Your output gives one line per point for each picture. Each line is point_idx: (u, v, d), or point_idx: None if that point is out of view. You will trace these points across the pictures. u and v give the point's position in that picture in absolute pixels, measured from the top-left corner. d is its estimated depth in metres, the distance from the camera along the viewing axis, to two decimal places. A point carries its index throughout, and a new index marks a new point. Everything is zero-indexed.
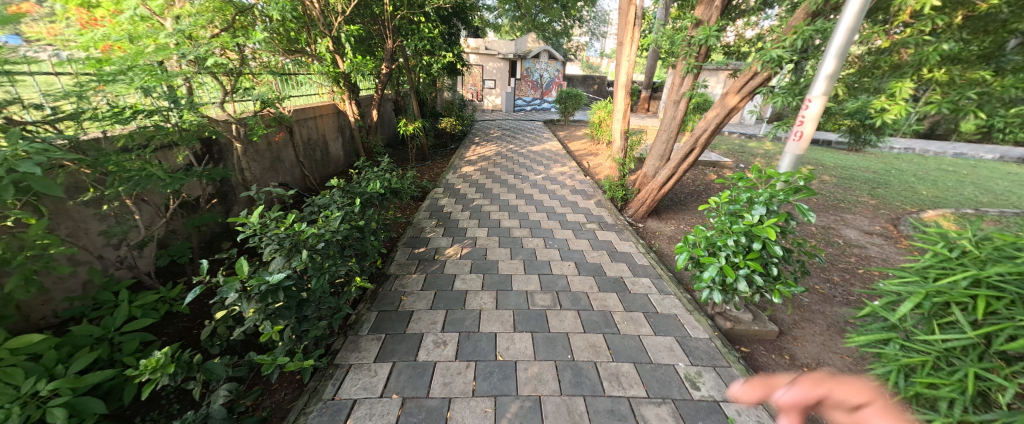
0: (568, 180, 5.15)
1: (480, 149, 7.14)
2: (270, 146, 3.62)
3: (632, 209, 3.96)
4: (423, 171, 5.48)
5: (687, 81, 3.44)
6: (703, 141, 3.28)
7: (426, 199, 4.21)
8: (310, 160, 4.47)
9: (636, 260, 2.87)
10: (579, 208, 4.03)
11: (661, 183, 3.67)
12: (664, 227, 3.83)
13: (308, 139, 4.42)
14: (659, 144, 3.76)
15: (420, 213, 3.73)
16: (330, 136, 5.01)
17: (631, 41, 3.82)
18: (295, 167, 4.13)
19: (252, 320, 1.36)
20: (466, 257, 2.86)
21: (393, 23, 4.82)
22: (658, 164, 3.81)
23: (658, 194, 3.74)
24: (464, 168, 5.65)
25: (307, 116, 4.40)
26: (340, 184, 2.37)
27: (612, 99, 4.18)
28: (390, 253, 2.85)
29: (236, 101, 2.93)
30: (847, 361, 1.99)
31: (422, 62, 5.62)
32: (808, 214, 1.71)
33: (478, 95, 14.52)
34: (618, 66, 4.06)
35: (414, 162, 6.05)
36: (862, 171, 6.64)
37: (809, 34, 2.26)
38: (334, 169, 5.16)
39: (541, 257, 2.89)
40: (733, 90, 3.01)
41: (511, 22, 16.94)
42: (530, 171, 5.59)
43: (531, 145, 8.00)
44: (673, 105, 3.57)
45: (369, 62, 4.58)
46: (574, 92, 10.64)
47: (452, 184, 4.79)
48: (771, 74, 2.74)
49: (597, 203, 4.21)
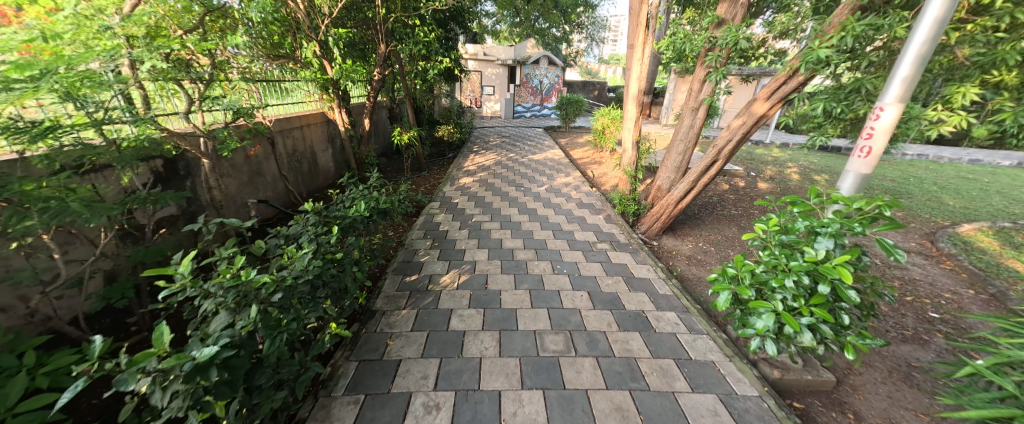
0: (573, 192, 4.83)
1: (479, 158, 6.84)
2: (247, 159, 3.29)
3: (645, 225, 3.64)
4: (419, 183, 5.16)
5: (707, 86, 3.12)
6: (727, 152, 2.94)
7: (421, 215, 3.88)
8: (296, 172, 4.15)
9: (657, 290, 2.52)
10: (587, 225, 3.69)
11: (679, 198, 3.32)
12: (681, 245, 3.51)
13: (293, 150, 4.11)
14: (675, 155, 3.44)
15: (414, 232, 3.40)
16: (318, 147, 4.69)
17: (641, 43, 3.51)
18: (278, 180, 3.80)
19: (174, 409, 1.00)
20: (464, 286, 2.51)
21: (386, 26, 4.53)
22: (675, 176, 3.50)
23: (675, 210, 3.41)
24: (463, 180, 5.34)
25: (292, 125, 4.08)
26: (318, 207, 2.05)
27: (623, 107, 3.88)
28: (377, 283, 2.50)
29: (205, 111, 2.59)
30: (925, 421, 1.65)
31: (417, 67, 5.32)
32: (896, 251, 1.30)
33: (477, 101, 14.32)
34: (629, 71, 3.75)
35: (410, 172, 5.74)
36: (879, 179, 6.36)
37: (861, 31, 1.91)
38: (324, 181, 4.85)
39: (549, 285, 2.54)
40: (762, 96, 2.68)
41: (510, 28, 16.81)
42: (532, 182, 5.27)
43: (532, 153, 7.71)
44: (692, 113, 3.25)
45: (360, 68, 4.28)
46: (575, 98, 10.40)
47: (450, 197, 4.46)
48: (808, 78, 2.42)
49: (607, 218, 3.89)
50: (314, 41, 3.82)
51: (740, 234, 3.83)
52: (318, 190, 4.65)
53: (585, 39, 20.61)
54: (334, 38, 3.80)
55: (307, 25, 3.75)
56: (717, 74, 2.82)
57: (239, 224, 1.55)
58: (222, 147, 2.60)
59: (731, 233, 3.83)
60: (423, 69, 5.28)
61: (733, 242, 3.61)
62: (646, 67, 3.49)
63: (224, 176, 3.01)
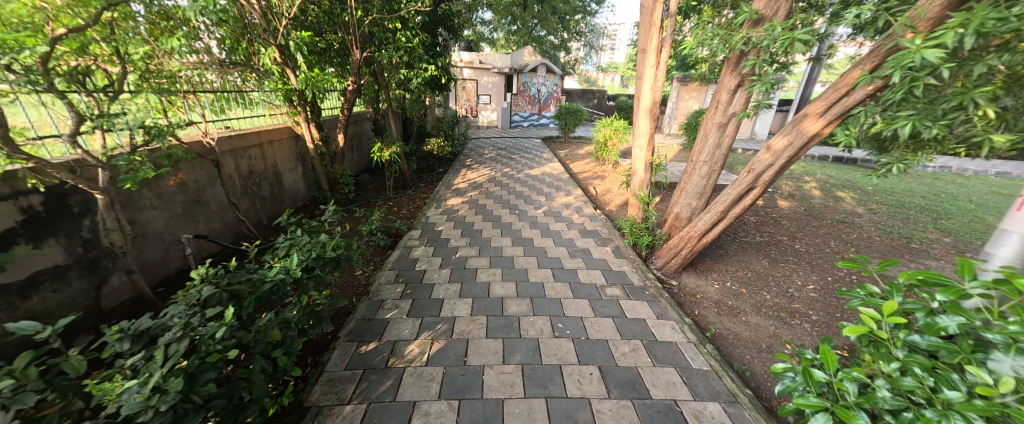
0: (574, 215, 4.26)
1: (471, 174, 6.28)
2: (178, 187, 2.72)
3: (661, 261, 3.07)
4: (401, 206, 4.60)
5: (738, 98, 2.54)
6: (768, 178, 2.35)
7: (398, 248, 3.32)
8: (254, 197, 3.58)
9: (690, 362, 1.92)
10: (593, 261, 3.10)
11: (705, 231, 2.75)
12: (704, 286, 2.94)
13: (249, 171, 3.55)
14: (696, 179, 2.87)
15: (384, 274, 2.82)
16: (284, 166, 4.13)
17: (655, 47, 2.92)
18: (226, 208, 3.23)
19: None
20: (436, 361, 1.89)
21: (361, 30, 4.01)
22: (696, 204, 2.94)
23: (699, 245, 2.83)
24: (452, 200, 4.78)
25: (247, 143, 3.52)
26: (220, 270, 1.45)
27: (633, 121, 3.30)
28: (322, 356, 1.90)
29: (103, 134, 2.04)
30: None
31: (400, 76, 4.80)
32: None
33: (472, 111, 13.78)
34: (639, 80, 3.18)
35: (393, 191, 5.17)
36: (908, 196, 5.84)
37: (989, 25, 1.32)
38: (292, 204, 4.28)
39: (547, 358, 1.94)
40: (813, 111, 2.11)
41: (507, 36, 16.45)
42: (528, 203, 4.71)
43: (529, 166, 7.19)
44: (719, 130, 2.65)
45: (329, 76, 3.74)
46: (574, 108, 9.94)
47: (434, 224, 3.90)
48: (881, 88, 1.84)
49: (615, 251, 3.31)
50: (273, 46, 3.32)
51: (773, 268, 3.24)
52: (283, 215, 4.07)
53: (583, 48, 20.30)
54: (296, 42, 3.31)
55: (264, 27, 3.26)
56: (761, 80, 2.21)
57: (45, 327, 0.95)
58: (126, 177, 2.04)
59: (761, 268, 3.25)
60: (406, 78, 4.78)
61: (766, 280, 3.04)
62: (664, 74, 2.88)
63: (142, 210, 2.42)
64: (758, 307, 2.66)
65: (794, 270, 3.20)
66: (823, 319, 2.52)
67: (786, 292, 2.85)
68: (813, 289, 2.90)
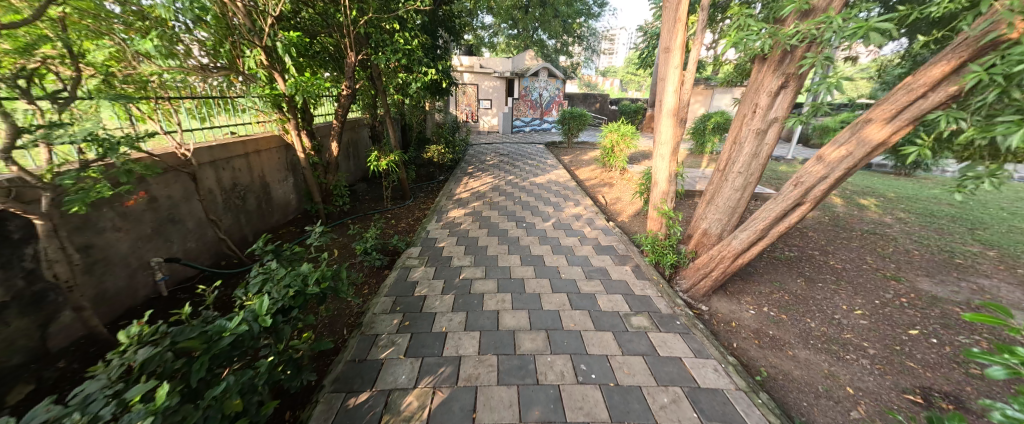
0: (586, 228, 3.96)
1: (473, 182, 5.99)
2: (147, 205, 2.41)
3: (689, 283, 2.76)
4: (399, 219, 4.30)
5: (781, 101, 2.24)
6: (820, 193, 2.04)
7: (395, 268, 3.01)
8: (237, 212, 3.28)
9: (745, 418, 1.58)
10: (612, 283, 2.79)
11: (741, 251, 2.45)
12: (739, 311, 2.62)
13: (233, 184, 3.25)
14: (728, 191, 2.58)
15: (379, 301, 2.51)
16: (273, 178, 3.83)
17: (680, 45, 2.63)
18: (205, 225, 2.92)
19: None
20: (438, 419, 1.56)
21: (356, 31, 3.76)
22: (727, 218, 2.65)
23: (733, 266, 2.53)
24: (454, 212, 4.48)
25: (231, 154, 3.23)
26: (160, 327, 1.12)
27: (653, 128, 3.00)
28: (301, 415, 1.57)
29: (45, 147, 1.72)
30: None
31: (398, 80, 4.54)
32: None
33: (472, 115, 13.51)
34: (660, 83, 2.89)
35: (390, 203, 4.87)
36: (934, 203, 5.55)
37: None
38: (282, 218, 3.98)
39: (572, 413, 1.60)
40: (877, 116, 1.82)
41: (507, 40, 16.27)
42: (535, 215, 4.40)
43: (533, 174, 6.90)
44: (756, 139, 2.36)
45: (321, 80, 3.47)
46: (578, 112, 9.68)
47: (434, 240, 3.59)
48: (967, 89, 1.55)
49: (634, 270, 2.99)
50: (258, 47, 3.05)
51: (810, 290, 2.93)
52: (271, 230, 3.77)
53: (583, 52, 20.16)
54: (284, 43, 3.05)
55: (248, 27, 3.00)
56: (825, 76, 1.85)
57: None
58: (73, 197, 1.72)
59: (797, 289, 2.94)
60: (404, 82, 4.52)
61: (806, 304, 2.72)
62: (692, 75, 2.57)
63: (100, 233, 2.12)
64: (804, 338, 2.34)
65: (835, 292, 2.88)
66: (883, 353, 2.19)
67: (832, 318, 2.54)
68: (861, 315, 2.58)
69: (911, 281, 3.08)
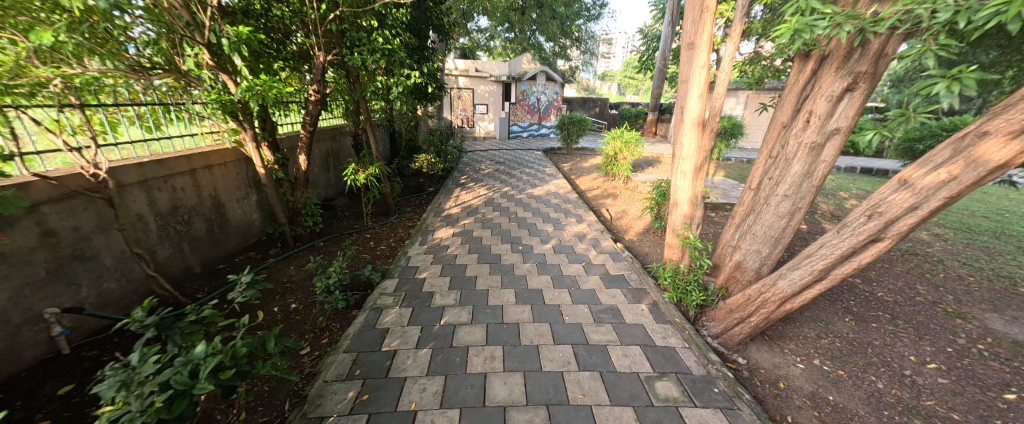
0: (591, 252, 3.44)
1: (466, 195, 5.50)
2: (36, 241, 1.89)
3: (721, 328, 2.26)
4: (378, 241, 3.79)
5: (847, 108, 1.72)
6: (906, 227, 1.55)
7: (363, 309, 2.50)
8: (178, 240, 2.78)
9: None
10: (626, 329, 2.28)
11: (792, 295, 1.95)
12: (784, 366, 2.11)
13: (171, 207, 2.73)
14: (772, 217, 2.09)
15: (333, 360, 1.98)
16: (229, 197, 3.32)
17: (707, 40, 2.15)
18: (130, 259, 2.41)
19: None
20: None
21: (323, 27, 3.29)
22: (768, 250, 2.16)
23: (780, 311, 2.03)
24: (441, 232, 3.97)
25: (170, 171, 2.72)
26: None
27: (672, 141, 2.51)
28: None
29: None
30: None
31: (378, 83, 4.07)
32: None
33: (468, 121, 13.07)
34: (682, 87, 2.41)
35: (371, 220, 4.38)
36: (968, 215, 5.09)
37: None
38: (242, 242, 3.47)
39: None
40: (999, 128, 1.31)
41: (504, 44, 15.87)
42: (533, 235, 3.90)
43: (531, 184, 6.41)
44: (809, 155, 1.87)
45: (281, 84, 2.98)
46: (578, 116, 9.22)
47: (415, 269, 3.08)
48: None
49: (652, 310, 2.48)
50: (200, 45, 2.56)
51: (863, 333, 2.43)
52: (227, 258, 3.26)
53: (582, 55, 19.82)
54: (232, 40, 2.59)
55: (186, 19, 2.54)
56: (916, 51, 1.31)
57: None
58: None
59: (847, 331, 2.44)
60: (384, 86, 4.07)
61: (864, 355, 2.22)
62: (724, 76, 2.06)
63: None
64: (875, 406, 1.82)
65: (895, 336, 2.38)
66: None
67: (903, 377, 2.03)
68: (937, 371, 2.07)
69: (980, 319, 2.58)
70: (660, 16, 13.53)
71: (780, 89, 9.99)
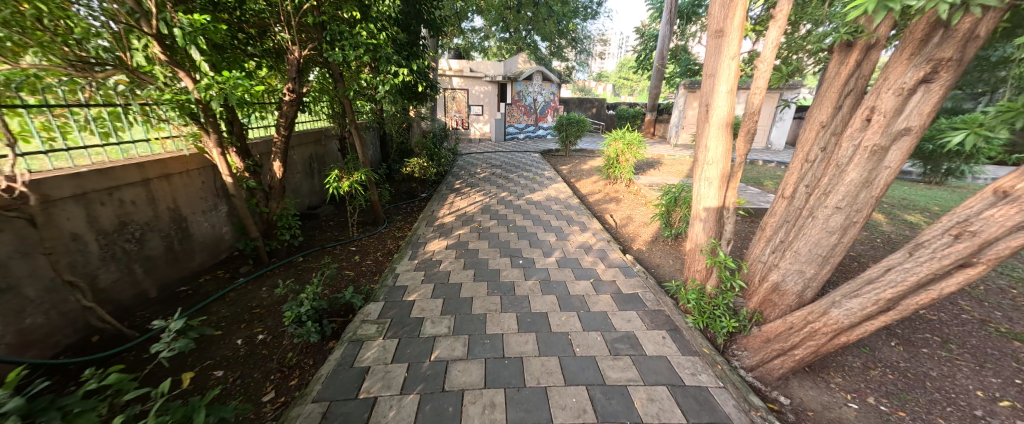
0: (599, 266, 3.12)
1: (461, 201, 5.16)
2: None
3: (758, 359, 1.95)
4: (363, 255, 3.43)
5: (922, 104, 1.41)
6: (1008, 250, 1.23)
7: (339, 342, 2.14)
8: (125, 261, 2.40)
9: None
10: (647, 364, 1.94)
11: (848, 327, 1.63)
12: (836, 407, 1.78)
13: (117, 224, 2.36)
14: (819, 233, 1.78)
15: (298, 413, 1.62)
16: (191, 210, 2.94)
17: (739, 28, 1.85)
18: (61, 288, 2.04)
19: None
20: None
21: (297, 18, 2.95)
22: (813, 270, 1.85)
23: (832, 342, 1.71)
24: (434, 244, 3.62)
25: (116, 182, 2.35)
26: None
27: (697, 145, 2.21)
28: None
29: None
30: None
31: (364, 82, 3.73)
32: None
33: (463, 122, 12.75)
34: (709, 83, 2.10)
35: (357, 230, 4.02)
36: None
37: None
38: (208, 259, 3.10)
39: None
40: None
41: (499, 44, 15.57)
42: (534, 247, 3.57)
43: (530, 188, 6.09)
44: (868, 160, 1.56)
45: (248, 81, 2.62)
46: (576, 117, 8.93)
47: (402, 290, 2.73)
48: None
49: (675, 338, 2.15)
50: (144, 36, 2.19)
51: (916, 361, 2.12)
52: (190, 278, 2.89)
53: (577, 56, 19.63)
54: (186, 30, 2.24)
55: (129, 6, 2.19)
56: None
57: None
58: None
59: (896, 360, 2.13)
60: (369, 85, 3.72)
61: (924, 390, 1.90)
62: (762, 68, 1.75)
63: None
64: None
65: (953, 366, 2.07)
66: None
67: (976, 419, 1.71)
68: (1014, 411, 1.76)
69: None
70: (656, 15, 13.35)
71: (781, 88, 9.80)
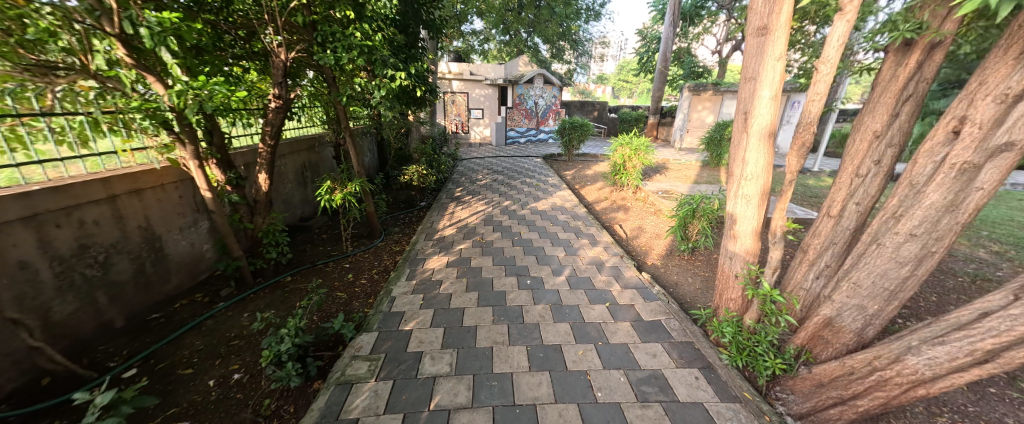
0: (614, 288, 2.84)
1: (461, 211, 4.89)
2: None
3: (812, 407, 1.67)
4: (355, 274, 3.15)
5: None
6: None
7: (324, 385, 1.86)
8: (85, 291, 2.12)
9: None
10: (682, 414, 1.65)
11: (930, 379, 1.36)
12: None
13: (76, 248, 2.08)
14: (887, 263, 1.51)
15: None
16: (165, 228, 2.67)
17: (786, 24, 1.61)
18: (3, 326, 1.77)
19: None
20: None
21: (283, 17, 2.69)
22: (878, 305, 1.57)
23: (908, 394, 1.43)
24: (433, 261, 3.34)
25: (75, 201, 2.07)
26: None
27: (734, 157, 1.96)
28: None
29: None
30: None
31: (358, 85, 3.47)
32: None
33: (462, 126, 12.48)
34: (748, 88, 1.86)
35: (350, 245, 3.74)
36: (1019, 227, 4.56)
37: None
38: (186, 281, 2.83)
39: None
40: None
41: (499, 47, 15.36)
42: (542, 264, 3.29)
43: (534, 196, 5.83)
44: (958, 181, 1.30)
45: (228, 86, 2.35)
46: (580, 121, 8.67)
47: (397, 318, 2.45)
48: None
49: (710, 379, 1.87)
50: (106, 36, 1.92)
51: (988, 405, 1.84)
52: (163, 304, 2.62)
53: (578, 58, 19.41)
54: (155, 30, 1.96)
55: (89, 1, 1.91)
56: None
57: None
58: None
59: (963, 403, 1.85)
60: (364, 89, 3.44)
61: None
62: (824, 70, 1.51)
63: None
64: None
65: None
66: None
67: None
68: None
69: None
70: (658, 16, 13.15)
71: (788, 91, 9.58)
